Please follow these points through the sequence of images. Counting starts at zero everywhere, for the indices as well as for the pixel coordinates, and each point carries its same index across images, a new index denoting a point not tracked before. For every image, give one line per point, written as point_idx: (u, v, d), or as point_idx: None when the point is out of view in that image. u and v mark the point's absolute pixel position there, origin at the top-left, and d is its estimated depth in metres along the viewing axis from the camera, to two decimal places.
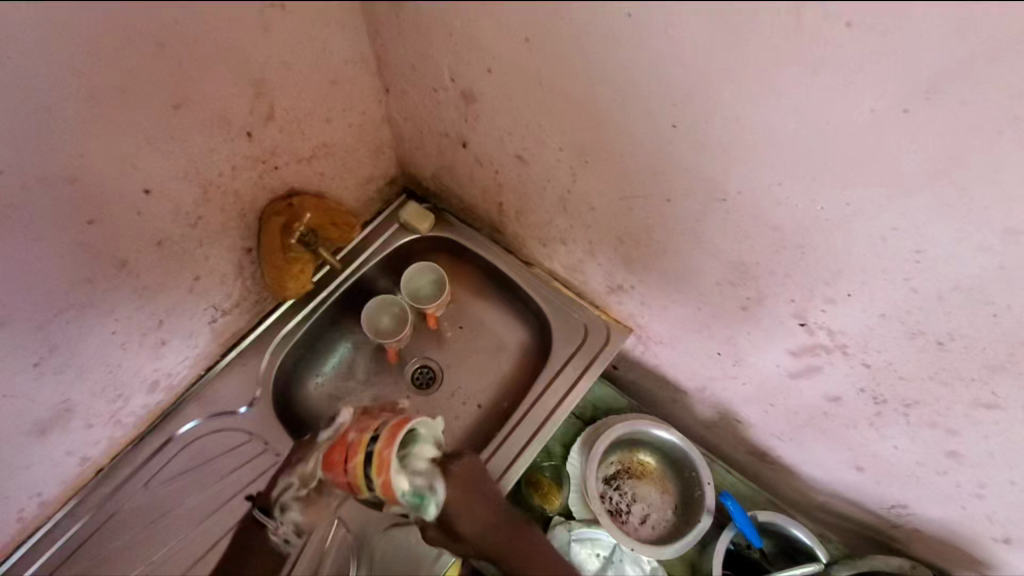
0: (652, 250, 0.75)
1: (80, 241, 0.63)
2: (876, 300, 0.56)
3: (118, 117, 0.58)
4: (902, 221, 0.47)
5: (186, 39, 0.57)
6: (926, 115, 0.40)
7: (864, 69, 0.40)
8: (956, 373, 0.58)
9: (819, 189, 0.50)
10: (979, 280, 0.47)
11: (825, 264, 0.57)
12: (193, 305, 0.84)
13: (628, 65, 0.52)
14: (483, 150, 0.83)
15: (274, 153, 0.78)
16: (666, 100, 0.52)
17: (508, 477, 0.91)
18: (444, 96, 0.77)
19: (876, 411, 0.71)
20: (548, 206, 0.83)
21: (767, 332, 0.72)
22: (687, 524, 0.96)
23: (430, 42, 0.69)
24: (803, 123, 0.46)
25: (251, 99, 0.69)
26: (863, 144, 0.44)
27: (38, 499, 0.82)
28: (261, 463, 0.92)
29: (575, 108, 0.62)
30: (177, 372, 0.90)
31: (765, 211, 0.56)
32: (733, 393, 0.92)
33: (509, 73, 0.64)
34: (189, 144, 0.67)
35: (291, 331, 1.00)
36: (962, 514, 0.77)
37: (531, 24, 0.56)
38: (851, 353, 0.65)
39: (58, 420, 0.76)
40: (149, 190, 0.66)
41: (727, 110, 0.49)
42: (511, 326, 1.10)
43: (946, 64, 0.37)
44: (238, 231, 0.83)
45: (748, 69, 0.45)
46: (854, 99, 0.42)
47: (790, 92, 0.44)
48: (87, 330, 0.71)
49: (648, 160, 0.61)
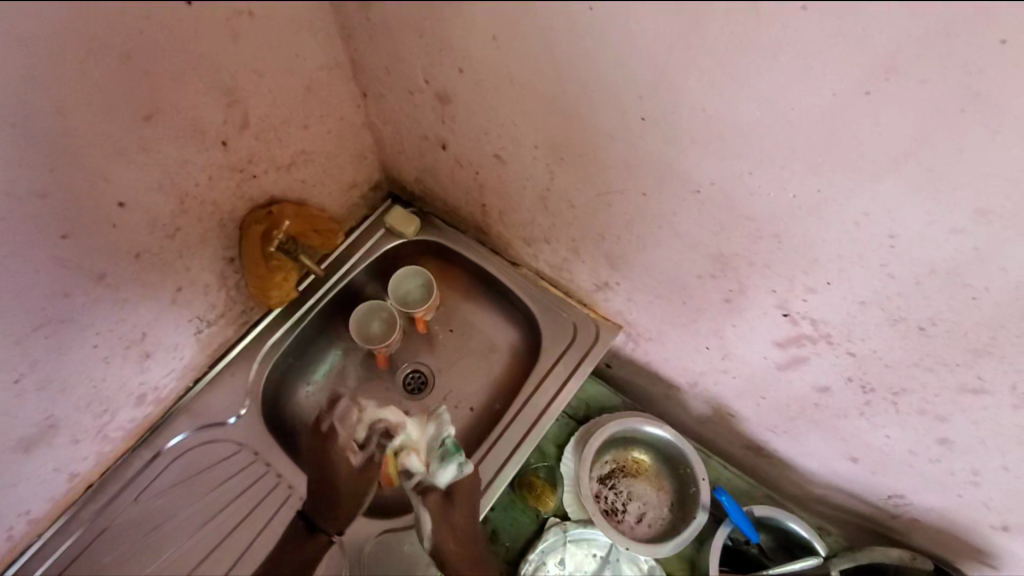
0: (634, 246, 0.74)
1: (55, 256, 0.63)
2: (855, 287, 0.55)
3: (89, 130, 0.58)
4: (873, 206, 0.47)
5: (154, 50, 0.57)
6: (889, 97, 0.40)
7: (824, 53, 0.40)
8: (940, 358, 0.57)
9: (790, 176, 0.49)
10: (954, 262, 0.47)
11: (802, 253, 0.56)
12: (176, 316, 0.84)
13: (594, 59, 0.52)
14: (462, 151, 0.82)
15: (252, 161, 0.78)
16: (633, 92, 0.52)
17: (500, 479, 0.90)
18: (420, 98, 0.77)
19: (865, 401, 0.71)
20: (529, 204, 0.83)
21: (751, 324, 0.71)
22: (683, 522, 0.95)
23: (402, 45, 0.68)
24: (769, 110, 0.46)
25: (226, 108, 0.69)
26: (829, 129, 0.44)
27: (27, 516, 0.81)
28: (253, 472, 0.93)
29: (547, 105, 0.62)
30: (164, 385, 0.90)
31: (739, 201, 0.55)
32: (724, 387, 0.91)
33: (480, 72, 0.64)
34: (163, 155, 0.67)
35: (279, 340, 0.99)
36: (959, 502, 0.76)
37: (497, 22, 0.55)
38: (835, 342, 0.64)
39: (43, 436, 0.75)
40: (124, 202, 0.66)
41: (694, 99, 0.49)
42: (501, 328, 1.09)
43: (904, 44, 0.37)
44: (219, 241, 0.83)
45: (711, 58, 0.45)
46: (817, 84, 0.42)
47: (753, 79, 0.44)
48: (68, 344, 0.71)
49: (621, 153, 0.60)
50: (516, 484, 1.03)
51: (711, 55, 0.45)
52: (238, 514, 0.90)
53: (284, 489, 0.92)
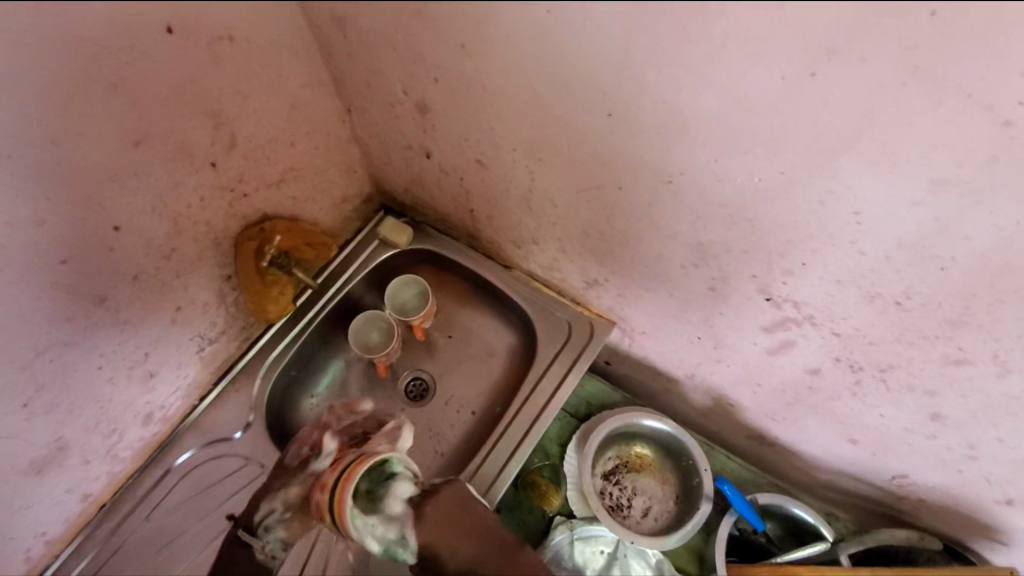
0: (617, 242, 0.76)
1: (54, 282, 0.65)
2: (830, 266, 0.56)
3: (81, 159, 0.60)
4: (836, 183, 0.48)
5: (137, 80, 0.60)
6: (836, 76, 0.41)
7: (767, 38, 0.41)
8: (920, 332, 0.57)
9: (753, 160, 0.51)
10: (920, 235, 0.47)
11: (776, 236, 0.57)
12: (178, 335, 0.86)
13: (556, 59, 0.54)
14: (445, 159, 0.84)
15: (242, 181, 0.81)
16: (597, 90, 0.54)
17: (502, 479, 0.91)
18: (400, 110, 0.79)
19: (856, 380, 0.71)
20: (515, 207, 0.84)
21: (737, 310, 0.72)
22: (688, 514, 0.95)
23: (379, 59, 0.71)
24: (725, 98, 0.47)
25: (211, 130, 0.71)
26: (783, 111, 0.45)
27: (44, 537, 0.84)
28: (259, 486, 0.94)
29: (518, 107, 0.63)
30: (169, 404, 0.92)
31: (710, 189, 0.57)
32: (720, 376, 0.91)
33: (453, 80, 0.66)
34: (153, 178, 0.69)
35: (281, 354, 1.01)
36: (961, 478, 0.75)
37: (463, 31, 0.58)
38: (819, 324, 0.65)
39: (54, 458, 0.78)
40: (119, 226, 0.69)
41: (653, 92, 0.50)
42: (498, 331, 1.10)
43: (839, 25, 0.38)
44: (215, 260, 0.85)
45: (664, 51, 0.46)
46: (765, 69, 0.43)
47: (704, 67, 0.46)
48: (74, 367, 0.73)
49: (593, 149, 0.62)
50: (521, 484, 1.04)
51: (664, 47, 0.46)
52: None
53: None
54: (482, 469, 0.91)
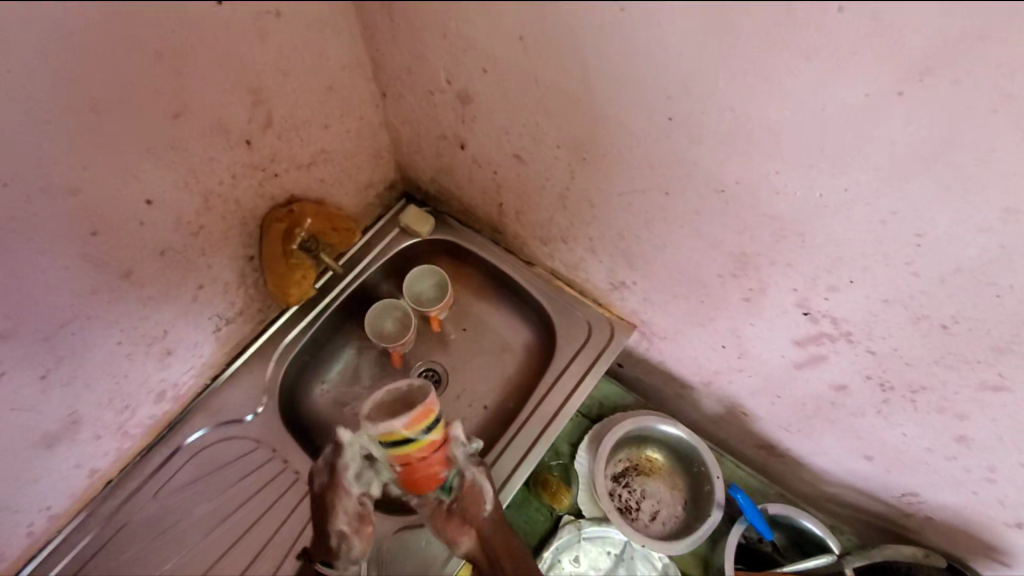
0: (651, 246, 0.75)
1: (85, 253, 0.63)
2: (878, 285, 0.56)
3: (121, 127, 0.58)
4: (901, 205, 0.48)
5: (182, 48, 0.58)
6: (920, 96, 0.41)
7: (858, 53, 0.41)
8: (960, 356, 0.57)
9: (817, 176, 0.50)
10: (980, 261, 0.47)
11: (826, 252, 0.57)
12: (196, 314, 0.84)
13: (622, 60, 0.53)
14: (481, 151, 0.83)
15: (274, 160, 0.79)
16: (662, 93, 0.53)
17: (515, 479, 0.90)
18: (441, 98, 0.77)
19: (883, 399, 0.71)
20: (548, 204, 0.83)
21: (769, 322, 0.72)
22: (698, 519, 0.95)
23: (427, 45, 0.69)
24: (801, 110, 0.46)
25: (250, 106, 0.69)
26: (858, 129, 0.45)
27: (48, 511, 0.82)
28: (268, 472, 0.93)
29: (571, 104, 0.62)
30: (182, 382, 0.90)
31: (765, 200, 0.56)
32: (739, 385, 0.91)
33: (505, 72, 0.65)
34: (189, 153, 0.67)
35: (295, 337, 1.00)
36: (974, 500, 0.76)
37: (525, 22, 0.56)
38: (855, 341, 0.65)
39: (66, 432, 0.76)
40: (151, 200, 0.67)
41: (723, 101, 0.50)
42: (516, 327, 1.10)
43: (934, 46, 0.38)
44: (240, 240, 0.83)
45: (742, 59, 0.46)
46: (850, 84, 0.43)
47: (783, 81, 0.45)
48: (94, 340, 0.71)
49: (646, 153, 0.61)
50: (531, 481, 1.03)
51: (744, 55, 0.45)
52: (255, 513, 0.91)
53: (302, 486, 0.93)
54: (495, 467, 0.91)
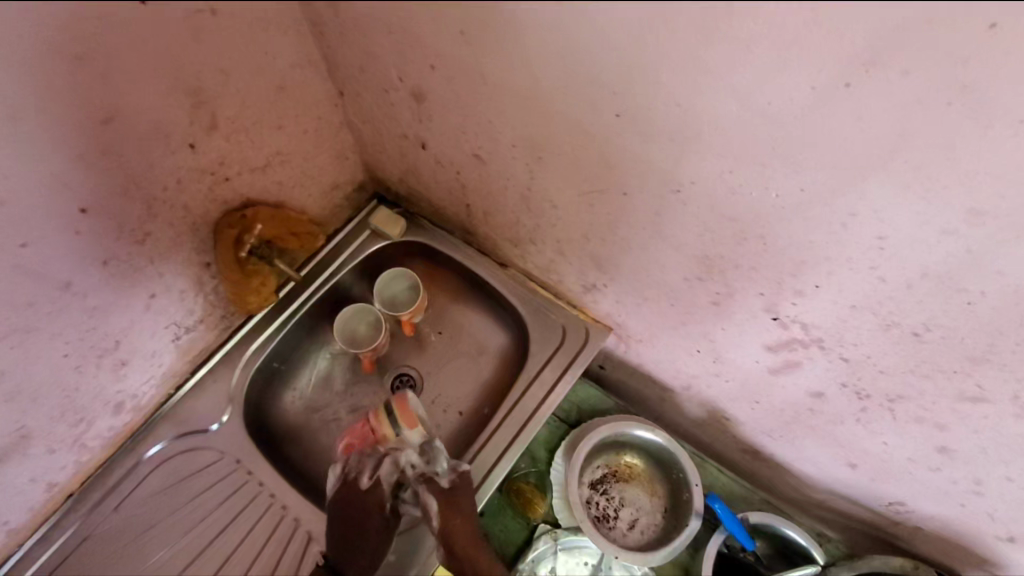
0: (617, 247, 0.71)
1: (17, 266, 0.61)
2: (845, 291, 0.52)
3: (44, 134, 0.55)
4: (861, 207, 0.44)
5: (103, 53, 0.54)
6: (872, 89, 0.37)
7: (800, 42, 0.37)
8: (937, 365, 0.53)
9: (771, 175, 0.47)
10: (948, 266, 0.44)
11: (789, 255, 0.53)
12: (151, 323, 0.82)
13: (562, 54, 0.49)
14: (441, 150, 0.80)
15: (223, 164, 0.76)
16: (606, 90, 0.50)
17: (484, 488, 0.87)
18: (395, 97, 0.74)
19: (861, 407, 0.67)
20: (512, 205, 0.80)
21: (741, 327, 0.69)
22: (676, 528, 0.92)
23: (373, 42, 0.66)
24: (746, 104, 0.43)
25: (191, 109, 0.66)
26: (809, 125, 0.41)
27: (5, 526, 0.80)
28: (232, 483, 0.91)
29: (520, 101, 0.59)
30: (142, 392, 0.88)
31: (722, 201, 0.52)
32: (717, 390, 0.88)
33: (451, 68, 0.61)
34: (126, 159, 0.64)
35: (262, 344, 0.97)
36: (962, 511, 0.72)
37: (460, 14, 0.53)
38: (827, 347, 0.61)
39: (16, 447, 0.74)
40: (86, 209, 0.64)
41: (667, 96, 0.46)
42: (491, 330, 1.07)
43: (884, 32, 0.34)
44: (192, 246, 0.81)
45: (680, 50, 0.42)
46: (795, 76, 0.39)
47: (725, 73, 0.41)
48: (37, 354, 0.69)
49: (599, 152, 0.58)
50: (505, 490, 1.00)
51: (681, 46, 0.42)
52: (220, 524, 0.89)
53: (267, 497, 0.90)
54: None
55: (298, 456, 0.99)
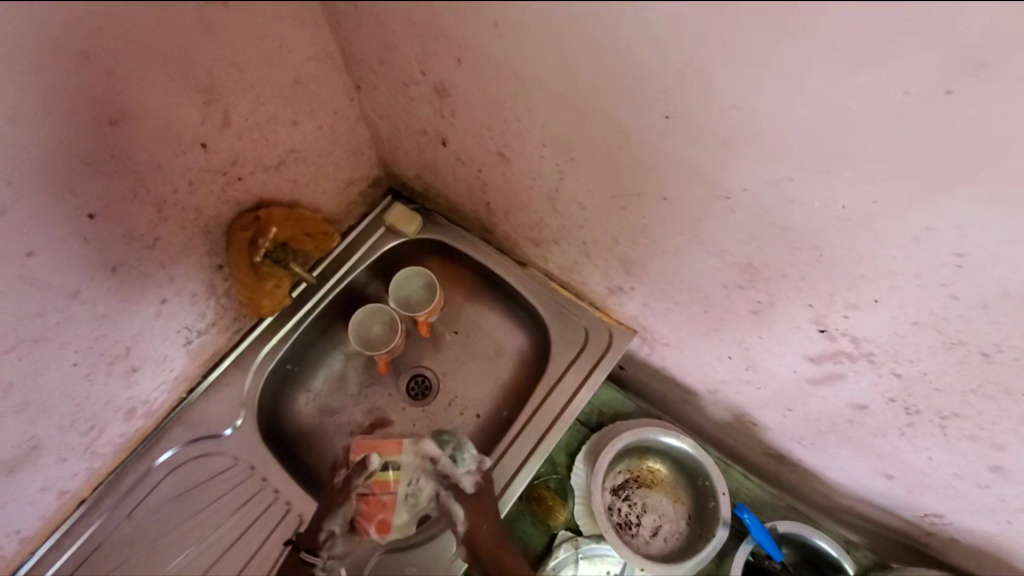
0: (650, 251, 0.68)
1: (22, 276, 0.58)
2: (907, 306, 0.49)
3: (50, 137, 0.52)
4: (939, 221, 0.40)
5: (112, 48, 0.50)
6: (975, 97, 0.33)
7: (896, 44, 0.33)
8: (1002, 386, 0.50)
9: (837, 184, 0.43)
10: None
11: (847, 268, 0.49)
12: (163, 327, 0.79)
13: (608, 49, 0.45)
14: (463, 147, 0.76)
15: (236, 163, 0.72)
16: (656, 89, 0.46)
17: (506, 496, 0.85)
18: (416, 91, 0.70)
19: (908, 422, 0.64)
20: (537, 205, 0.76)
21: (782, 337, 0.65)
22: (701, 537, 0.90)
23: (395, 33, 0.62)
24: (820, 109, 0.39)
25: (204, 107, 0.63)
26: (891, 133, 0.37)
27: (17, 536, 0.78)
28: (245, 490, 0.88)
29: (556, 99, 0.55)
30: (154, 398, 0.86)
31: (776, 210, 0.49)
32: (748, 397, 0.85)
33: (480, 63, 0.57)
34: (135, 161, 0.61)
35: (275, 346, 0.95)
36: (1009, 528, 0.69)
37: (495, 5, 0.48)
38: (878, 362, 0.58)
39: (26, 458, 0.72)
40: (94, 214, 0.61)
41: (725, 97, 0.42)
42: (510, 331, 1.03)
43: (999, 33, 0.30)
44: (204, 249, 0.77)
45: (748, 48, 0.38)
46: (884, 81, 0.35)
47: (797, 74, 0.37)
48: (45, 365, 0.66)
49: (639, 154, 0.54)
50: (525, 495, 0.98)
51: (750, 46, 0.38)
52: (234, 532, 0.87)
53: (282, 505, 0.88)
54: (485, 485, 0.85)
55: (313, 460, 0.97)
